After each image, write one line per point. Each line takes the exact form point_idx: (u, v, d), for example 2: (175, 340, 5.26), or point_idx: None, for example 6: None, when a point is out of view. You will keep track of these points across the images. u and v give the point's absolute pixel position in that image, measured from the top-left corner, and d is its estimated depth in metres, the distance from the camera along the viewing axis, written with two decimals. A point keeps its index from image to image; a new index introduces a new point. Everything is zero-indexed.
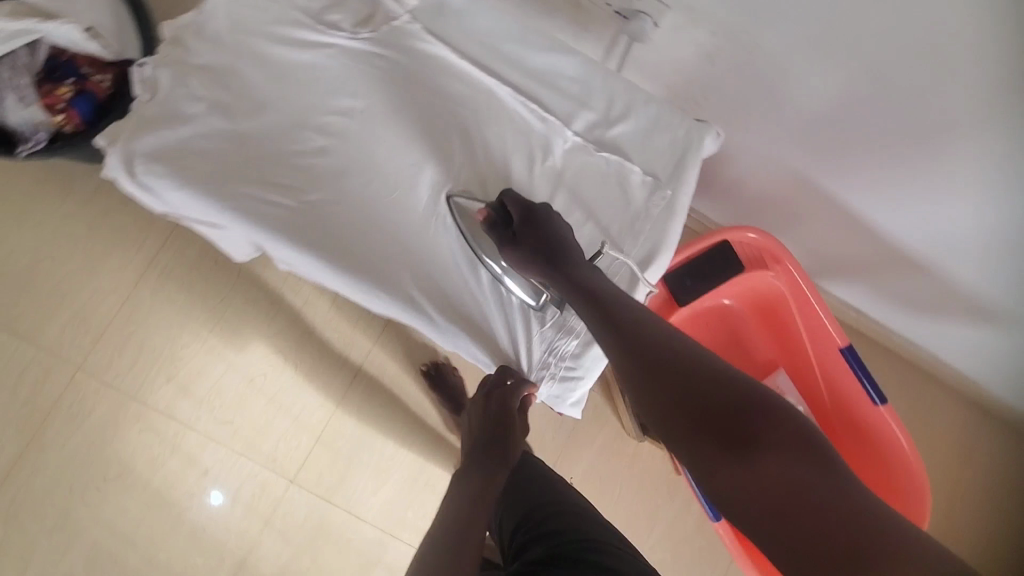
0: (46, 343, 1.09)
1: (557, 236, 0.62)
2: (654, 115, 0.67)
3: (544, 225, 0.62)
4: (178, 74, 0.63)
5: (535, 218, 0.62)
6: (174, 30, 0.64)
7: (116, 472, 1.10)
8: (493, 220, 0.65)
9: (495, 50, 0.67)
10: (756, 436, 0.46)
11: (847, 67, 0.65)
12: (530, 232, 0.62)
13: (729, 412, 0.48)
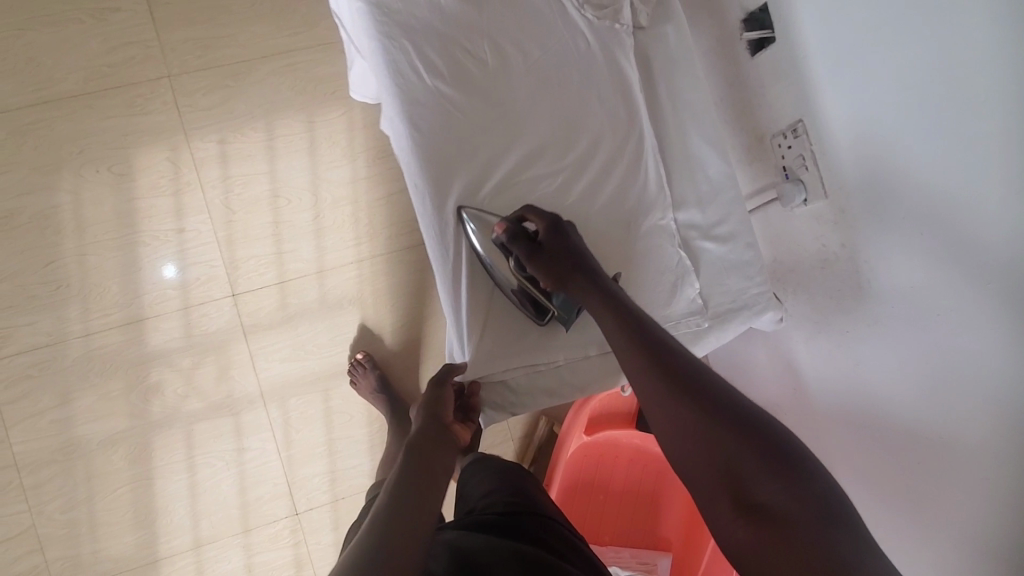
0: (163, 40, 1.15)
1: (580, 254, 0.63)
2: (745, 259, 0.69)
3: (566, 244, 0.63)
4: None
5: (560, 238, 0.63)
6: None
7: (119, 171, 1.13)
8: (515, 234, 0.63)
9: (672, 111, 0.71)
10: (765, 503, 0.44)
11: (940, 343, 0.66)
12: (550, 256, 0.63)
13: (756, 459, 0.45)
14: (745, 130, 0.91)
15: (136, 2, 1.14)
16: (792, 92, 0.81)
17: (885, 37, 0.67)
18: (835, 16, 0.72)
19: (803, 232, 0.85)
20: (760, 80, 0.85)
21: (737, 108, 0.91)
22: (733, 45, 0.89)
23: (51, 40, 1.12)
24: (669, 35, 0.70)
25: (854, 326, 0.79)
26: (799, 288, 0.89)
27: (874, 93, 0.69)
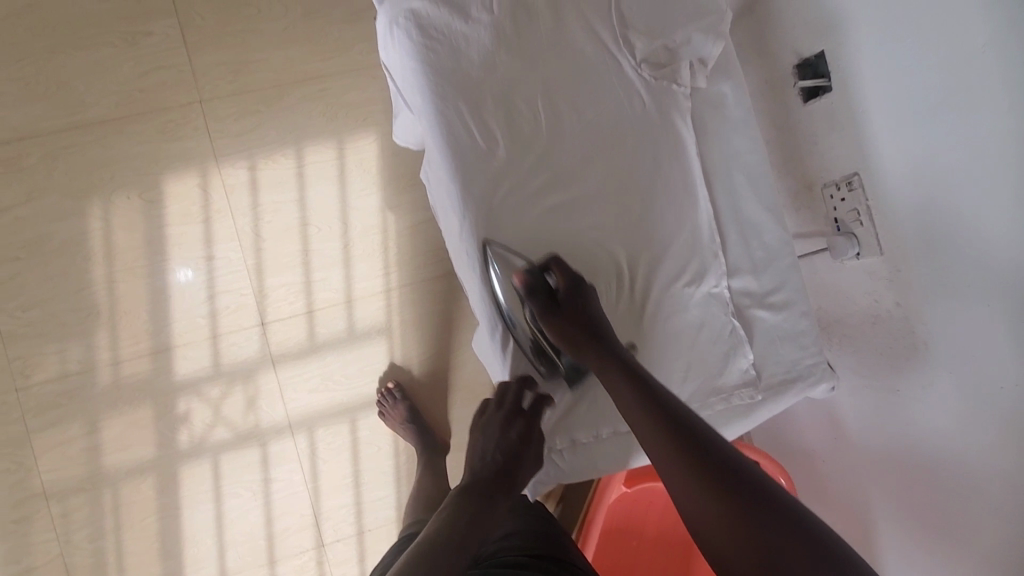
0: (195, 64, 1.13)
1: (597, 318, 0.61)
2: (800, 328, 0.67)
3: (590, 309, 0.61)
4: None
5: (576, 308, 0.60)
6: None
7: (149, 197, 1.12)
8: (533, 286, 0.61)
9: (729, 174, 0.68)
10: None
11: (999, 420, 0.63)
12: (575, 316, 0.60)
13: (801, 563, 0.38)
14: (794, 177, 0.88)
15: (168, 26, 1.13)
16: (848, 147, 0.78)
17: (949, 99, 0.63)
18: (897, 77, 0.69)
19: (854, 287, 0.82)
20: (814, 129, 0.82)
21: (786, 154, 0.88)
22: (785, 90, 0.86)
23: (83, 63, 1.11)
24: (725, 94, 0.68)
25: (902, 388, 0.76)
26: (846, 342, 0.86)
27: (930, 159, 0.67)
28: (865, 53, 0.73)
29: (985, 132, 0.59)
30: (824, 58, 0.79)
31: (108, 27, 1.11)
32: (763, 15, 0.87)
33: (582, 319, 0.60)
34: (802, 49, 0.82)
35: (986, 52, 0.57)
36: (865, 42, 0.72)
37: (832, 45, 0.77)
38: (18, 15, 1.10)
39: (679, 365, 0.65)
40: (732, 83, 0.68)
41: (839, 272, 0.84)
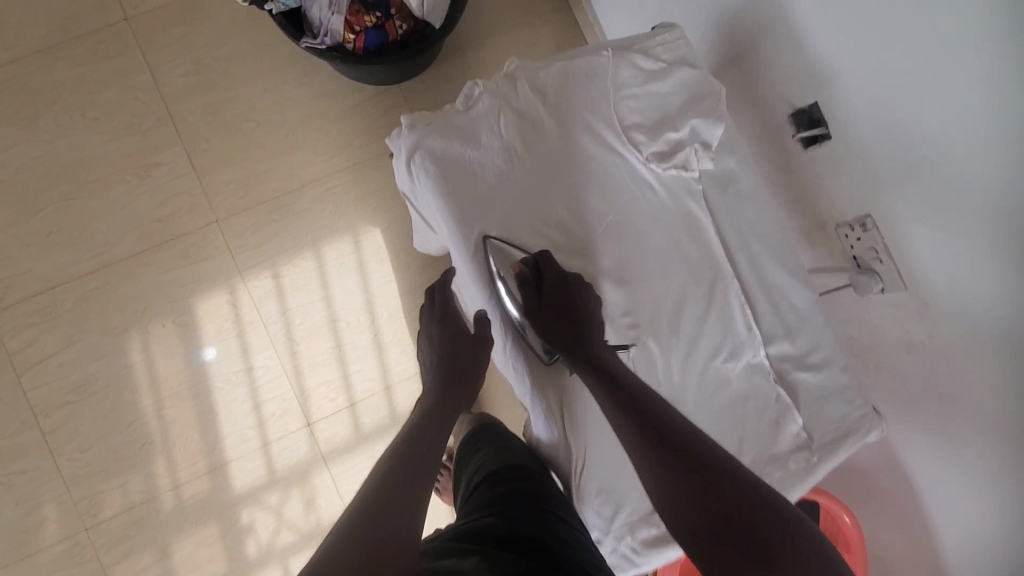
0: (207, 185, 1.18)
1: (587, 314, 0.65)
2: (843, 384, 0.69)
3: (580, 302, 0.65)
4: (496, 106, 0.67)
5: (563, 301, 0.65)
6: (515, 69, 0.68)
7: (182, 320, 1.15)
8: (529, 279, 0.65)
9: (748, 245, 0.70)
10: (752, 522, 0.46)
11: None
12: (566, 303, 0.65)
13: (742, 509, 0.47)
14: (804, 214, 0.90)
15: (176, 153, 1.17)
16: (855, 188, 0.79)
17: (955, 150, 0.64)
18: (891, 125, 0.71)
19: (882, 317, 0.84)
20: (817, 171, 0.84)
21: (792, 193, 0.90)
22: (782, 134, 0.88)
23: (101, 204, 1.15)
24: (730, 169, 0.70)
25: (946, 414, 0.77)
26: (883, 367, 0.88)
27: (935, 200, 0.68)
28: (855, 102, 0.75)
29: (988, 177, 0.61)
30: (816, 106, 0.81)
31: (117, 164, 1.15)
32: (748, 65, 0.89)
33: (571, 313, 0.64)
34: (793, 97, 0.84)
35: (991, 109, 0.59)
36: (854, 92, 0.74)
37: (822, 94, 0.79)
38: (30, 168, 1.13)
39: (731, 439, 0.68)
40: (737, 158, 0.70)
41: (866, 303, 0.86)
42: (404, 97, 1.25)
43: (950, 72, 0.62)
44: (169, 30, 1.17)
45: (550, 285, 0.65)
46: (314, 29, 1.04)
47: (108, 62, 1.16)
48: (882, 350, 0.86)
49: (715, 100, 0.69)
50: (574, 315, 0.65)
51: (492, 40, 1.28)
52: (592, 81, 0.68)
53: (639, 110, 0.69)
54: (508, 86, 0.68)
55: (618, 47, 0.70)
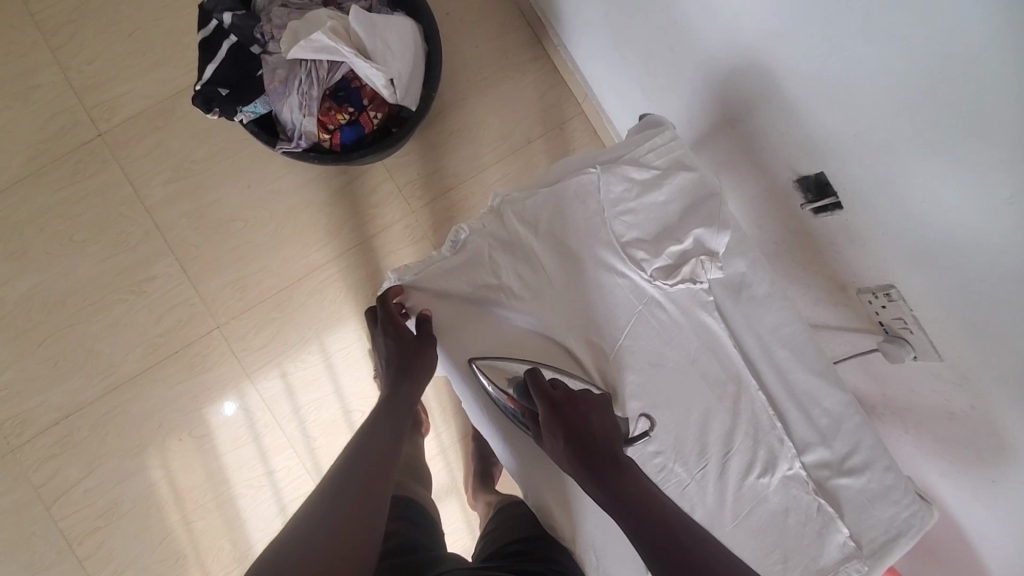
0: (203, 293, 1.16)
1: (598, 427, 0.58)
2: (888, 485, 0.66)
3: (582, 411, 0.58)
4: (485, 246, 0.64)
5: (566, 418, 0.58)
6: (501, 204, 0.65)
7: (198, 433, 1.14)
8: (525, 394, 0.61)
9: (770, 350, 0.66)
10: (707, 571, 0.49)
11: None
12: (569, 418, 0.58)
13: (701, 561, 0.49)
14: (819, 278, 0.85)
15: (169, 266, 1.15)
16: (873, 258, 0.75)
17: (988, 233, 0.59)
18: (910, 202, 0.66)
19: (916, 383, 0.79)
20: (829, 238, 0.79)
21: (805, 256, 0.85)
22: (787, 198, 0.83)
23: (102, 327, 1.14)
24: (739, 273, 0.66)
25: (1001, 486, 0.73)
26: (922, 429, 0.83)
27: (973, 279, 0.63)
28: (864, 176, 0.70)
29: None
30: (821, 175, 0.75)
31: (112, 284, 1.14)
32: (742, 128, 0.84)
33: (565, 426, 0.57)
34: (795, 164, 0.78)
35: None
36: (861, 166, 0.69)
37: (826, 164, 0.74)
38: (27, 300, 1.12)
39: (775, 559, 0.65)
40: (746, 260, 0.66)
41: (897, 369, 0.81)
42: (389, 172, 1.21)
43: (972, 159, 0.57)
44: (142, 141, 1.16)
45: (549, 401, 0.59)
46: (286, 131, 1.01)
47: (89, 181, 1.14)
48: (920, 413, 0.81)
49: (714, 206, 0.66)
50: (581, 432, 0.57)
51: (473, 100, 1.23)
52: (584, 201, 0.65)
53: (636, 225, 0.66)
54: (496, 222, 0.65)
55: (607, 159, 0.66)
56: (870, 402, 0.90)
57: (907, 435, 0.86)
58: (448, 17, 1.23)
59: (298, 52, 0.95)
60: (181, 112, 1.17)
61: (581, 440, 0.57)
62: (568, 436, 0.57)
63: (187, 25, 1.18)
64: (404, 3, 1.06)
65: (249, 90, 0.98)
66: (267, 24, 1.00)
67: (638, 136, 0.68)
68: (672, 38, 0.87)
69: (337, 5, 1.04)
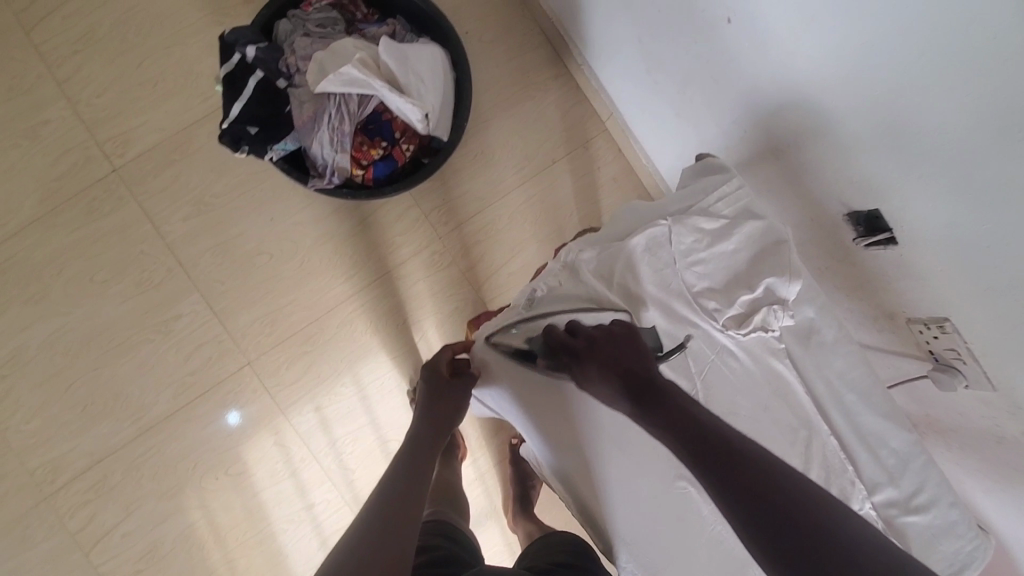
0: (232, 328, 1.14)
1: (625, 354, 0.57)
2: (953, 519, 0.69)
3: (599, 343, 0.58)
4: (557, 297, 0.66)
5: (588, 354, 0.58)
6: (575, 260, 0.66)
7: (235, 470, 1.13)
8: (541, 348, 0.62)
9: (838, 395, 0.70)
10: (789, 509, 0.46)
11: None
12: (589, 353, 0.58)
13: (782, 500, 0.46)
14: (863, 305, 0.87)
15: (194, 303, 1.13)
16: (924, 289, 0.76)
17: None
18: (972, 241, 0.67)
19: (963, 405, 0.82)
20: (879, 268, 0.81)
21: (849, 283, 0.87)
22: (834, 229, 0.84)
23: (130, 368, 1.11)
24: (807, 319, 0.69)
25: None
26: (963, 447, 0.86)
27: None
28: (921, 213, 0.70)
29: None
30: (873, 210, 0.76)
31: (137, 324, 1.11)
32: (787, 160, 0.85)
33: (598, 365, 0.57)
34: (845, 197, 0.79)
35: None
36: (919, 203, 0.70)
37: (880, 200, 0.75)
38: (50, 345, 1.09)
39: None
40: (814, 306, 0.69)
41: (943, 392, 0.83)
42: (416, 198, 1.19)
43: None
44: (160, 175, 1.12)
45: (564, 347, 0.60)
46: (315, 167, 0.99)
47: (107, 219, 1.11)
48: (964, 433, 0.84)
49: (781, 254, 0.66)
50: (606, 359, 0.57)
51: (497, 120, 1.21)
52: (656, 252, 0.66)
53: (707, 276, 0.68)
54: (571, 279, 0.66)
55: (676, 211, 0.68)
56: (910, 420, 0.93)
57: (947, 452, 0.89)
58: (468, 35, 1.20)
59: (327, 84, 0.92)
60: (198, 143, 1.14)
61: (609, 369, 0.57)
62: (593, 369, 0.57)
63: (200, 53, 1.14)
64: (434, 31, 1.05)
65: (278, 128, 0.96)
66: (291, 56, 0.96)
67: (706, 185, 0.70)
68: (713, 67, 0.87)
69: (360, 35, 1.03)
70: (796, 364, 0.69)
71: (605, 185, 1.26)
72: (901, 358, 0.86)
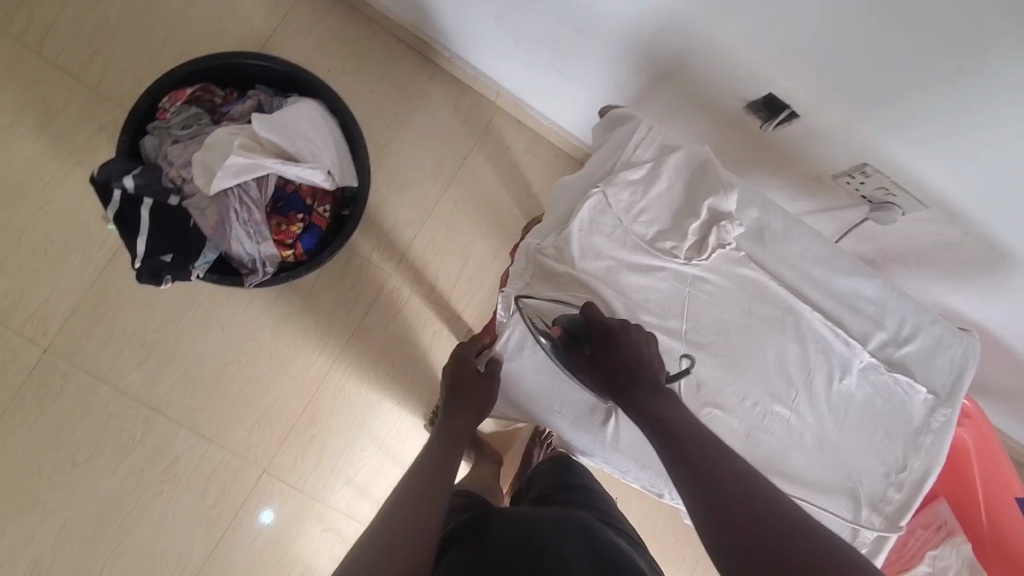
0: (233, 445, 1.12)
1: (640, 359, 0.65)
2: (939, 334, 0.75)
3: (622, 347, 0.66)
4: (540, 290, 0.69)
5: (609, 354, 0.66)
6: (540, 258, 0.70)
7: (298, 572, 1.13)
8: (571, 331, 0.67)
9: (807, 275, 0.75)
10: (756, 520, 0.50)
11: None
12: (607, 350, 0.66)
13: (755, 512, 0.50)
14: (791, 179, 0.92)
15: (187, 439, 1.10)
16: (836, 146, 0.81)
17: (941, 83, 0.66)
18: (860, 88, 0.72)
19: (908, 230, 0.88)
20: (791, 143, 0.85)
21: (772, 165, 0.92)
22: (740, 123, 0.88)
23: (152, 528, 1.08)
24: (754, 220, 0.74)
25: (1011, 274, 0.84)
26: (922, 264, 0.93)
27: (936, 129, 0.71)
28: (808, 82, 0.75)
29: (992, 95, 0.64)
30: (766, 95, 0.80)
31: (139, 485, 1.08)
32: (673, 79, 0.88)
33: (613, 368, 0.65)
34: (737, 93, 0.83)
35: (964, 45, 0.61)
36: (802, 74, 0.74)
37: (768, 85, 0.78)
38: (61, 545, 1.04)
39: (879, 436, 0.75)
40: (753, 206, 0.74)
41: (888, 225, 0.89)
42: (352, 248, 1.17)
43: (910, 31, 0.62)
44: (93, 335, 1.08)
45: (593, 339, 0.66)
46: (244, 265, 0.96)
47: (62, 400, 1.06)
48: (918, 251, 0.91)
49: (709, 173, 0.72)
50: (620, 365, 0.65)
51: (394, 143, 1.20)
52: (601, 219, 0.69)
53: (653, 222, 0.72)
54: (542, 275, 0.70)
55: (602, 176, 0.72)
56: (870, 259, 0.99)
57: (911, 273, 0.97)
58: (330, 73, 1.17)
59: (221, 182, 0.89)
60: (117, 288, 1.09)
61: (621, 374, 0.65)
62: (613, 376, 0.65)
63: (74, 200, 1.08)
64: (300, 87, 1.03)
65: (191, 244, 0.93)
66: (172, 168, 0.93)
67: (619, 138, 0.73)
68: (574, 20, 0.88)
69: (228, 118, 0.99)
70: (762, 262, 0.74)
71: (520, 160, 1.26)
72: (841, 209, 0.92)
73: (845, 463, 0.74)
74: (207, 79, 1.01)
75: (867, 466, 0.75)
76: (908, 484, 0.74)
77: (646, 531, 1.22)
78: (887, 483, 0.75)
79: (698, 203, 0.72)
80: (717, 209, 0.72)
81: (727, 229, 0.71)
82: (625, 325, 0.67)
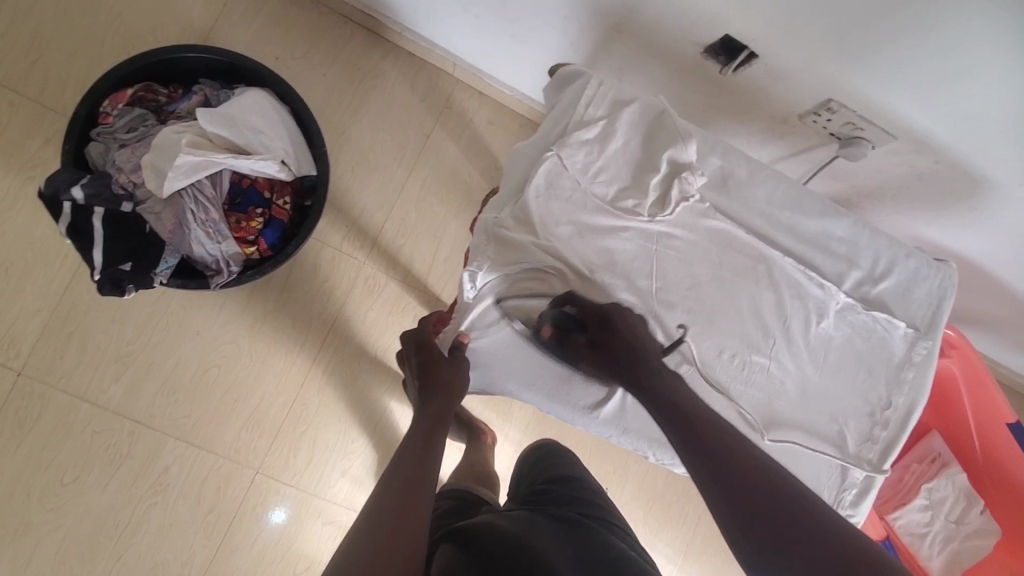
0: (223, 449, 1.11)
1: (637, 344, 0.68)
2: (915, 268, 0.74)
3: (623, 335, 0.68)
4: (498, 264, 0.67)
5: (610, 344, 0.68)
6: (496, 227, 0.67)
7: (303, 568, 1.13)
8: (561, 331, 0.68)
9: (776, 219, 0.73)
10: (760, 501, 0.55)
11: None
12: (606, 340, 0.68)
13: (757, 491, 0.55)
14: (757, 122, 0.89)
15: (176, 449, 1.09)
16: (797, 85, 0.79)
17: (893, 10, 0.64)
18: (812, 23, 0.69)
19: (879, 164, 0.86)
20: (752, 85, 0.83)
21: (736, 109, 0.89)
22: (699, 70, 0.85)
23: (150, 539, 1.07)
24: (716, 169, 0.72)
25: (985, 198, 0.83)
26: (898, 198, 0.91)
27: (892, 57, 0.69)
28: (759, 21, 0.72)
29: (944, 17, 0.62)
30: (720, 37, 0.77)
31: (133, 497, 1.07)
32: (626, 30, 0.85)
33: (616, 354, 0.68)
34: (691, 38, 0.80)
35: None
36: (752, 14, 0.72)
37: (720, 28, 0.76)
38: (60, 565, 1.03)
39: (860, 375, 0.74)
40: (714, 155, 0.72)
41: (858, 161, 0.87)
42: (321, 239, 1.15)
43: None
44: (66, 354, 1.06)
45: (591, 330, 0.68)
46: (209, 267, 0.94)
47: (42, 421, 1.04)
48: (891, 185, 0.89)
49: (666, 125, 0.70)
50: (623, 354, 0.68)
51: (353, 127, 1.17)
52: (559, 183, 0.67)
53: (613, 181, 0.70)
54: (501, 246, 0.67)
55: (557, 138, 0.69)
56: (846, 197, 0.97)
57: (888, 207, 0.95)
58: (279, 60, 1.13)
59: (172, 183, 0.85)
60: (85, 303, 1.07)
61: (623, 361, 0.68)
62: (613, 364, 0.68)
63: (29, 217, 1.05)
64: (247, 78, 0.99)
65: (150, 250, 0.90)
66: (122, 174, 0.90)
67: (571, 96, 0.71)
68: None
69: (174, 117, 0.96)
70: (729, 211, 0.73)
71: (485, 132, 1.23)
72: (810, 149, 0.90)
73: (829, 407, 0.74)
74: (148, 78, 0.98)
75: (851, 406, 0.74)
76: (894, 421, 0.74)
77: (647, 492, 1.22)
78: (872, 422, 0.74)
79: (656, 157, 0.70)
80: (678, 162, 0.70)
81: (689, 181, 0.69)
82: (622, 309, 0.69)
